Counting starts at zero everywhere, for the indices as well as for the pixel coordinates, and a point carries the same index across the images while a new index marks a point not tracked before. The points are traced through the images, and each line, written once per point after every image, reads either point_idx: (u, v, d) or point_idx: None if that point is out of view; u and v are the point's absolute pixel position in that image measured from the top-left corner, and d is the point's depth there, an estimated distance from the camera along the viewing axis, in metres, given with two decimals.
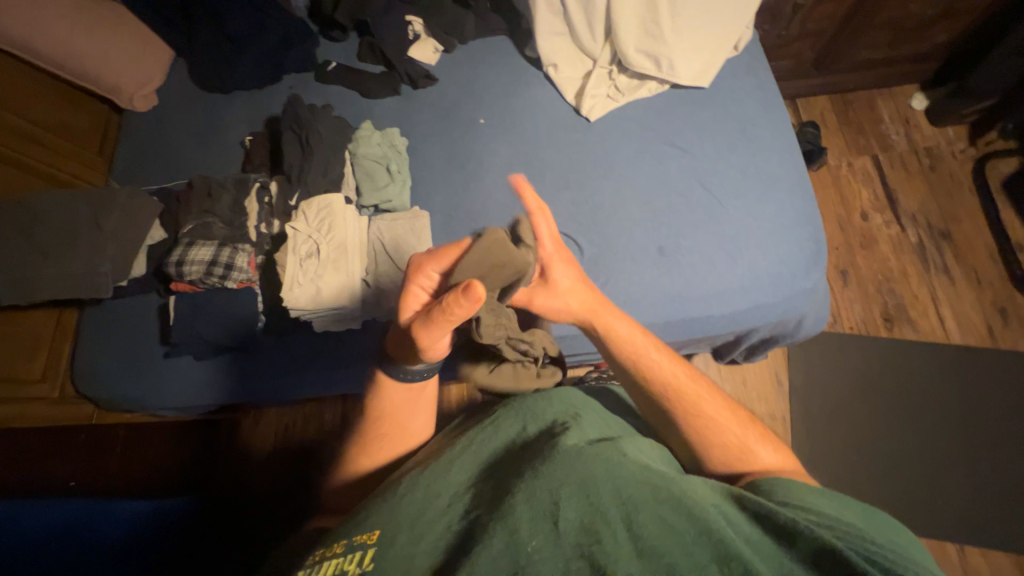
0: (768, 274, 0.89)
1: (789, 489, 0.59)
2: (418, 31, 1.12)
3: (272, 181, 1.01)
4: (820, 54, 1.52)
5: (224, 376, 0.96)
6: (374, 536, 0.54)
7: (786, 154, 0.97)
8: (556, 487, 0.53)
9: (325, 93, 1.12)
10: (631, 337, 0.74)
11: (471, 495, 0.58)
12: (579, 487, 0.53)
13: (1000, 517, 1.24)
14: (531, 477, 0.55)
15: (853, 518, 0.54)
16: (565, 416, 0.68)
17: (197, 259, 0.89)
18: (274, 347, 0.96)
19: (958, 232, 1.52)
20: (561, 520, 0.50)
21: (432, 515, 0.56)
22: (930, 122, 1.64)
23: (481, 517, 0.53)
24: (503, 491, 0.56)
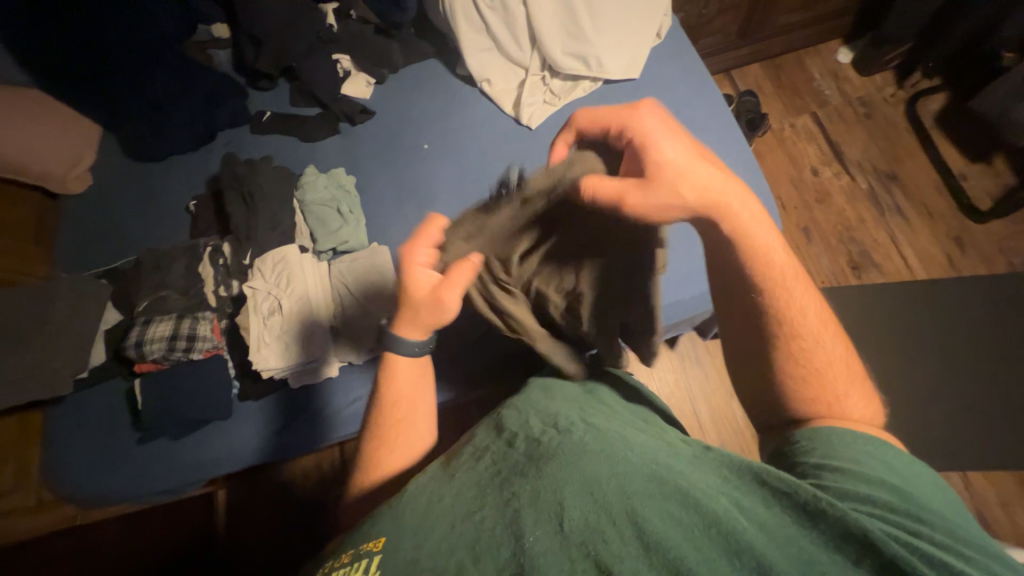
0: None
1: (818, 437, 0.53)
2: (348, 67, 1.13)
3: (224, 242, 1.02)
4: (743, 24, 1.56)
5: (197, 456, 0.94)
6: (381, 542, 0.48)
7: (727, 128, 0.95)
8: (557, 486, 0.45)
9: (263, 145, 1.13)
10: (768, 250, 0.58)
11: (476, 494, 0.50)
12: (582, 483, 0.45)
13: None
14: (532, 477, 0.48)
15: (896, 481, 0.46)
16: (569, 409, 0.61)
17: (158, 336, 0.91)
18: (244, 417, 0.94)
19: (905, 172, 1.54)
20: (565, 520, 0.42)
21: (433, 519, 0.48)
22: (858, 72, 1.66)
23: (481, 520, 0.45)
24: (501, 490, 0.48)
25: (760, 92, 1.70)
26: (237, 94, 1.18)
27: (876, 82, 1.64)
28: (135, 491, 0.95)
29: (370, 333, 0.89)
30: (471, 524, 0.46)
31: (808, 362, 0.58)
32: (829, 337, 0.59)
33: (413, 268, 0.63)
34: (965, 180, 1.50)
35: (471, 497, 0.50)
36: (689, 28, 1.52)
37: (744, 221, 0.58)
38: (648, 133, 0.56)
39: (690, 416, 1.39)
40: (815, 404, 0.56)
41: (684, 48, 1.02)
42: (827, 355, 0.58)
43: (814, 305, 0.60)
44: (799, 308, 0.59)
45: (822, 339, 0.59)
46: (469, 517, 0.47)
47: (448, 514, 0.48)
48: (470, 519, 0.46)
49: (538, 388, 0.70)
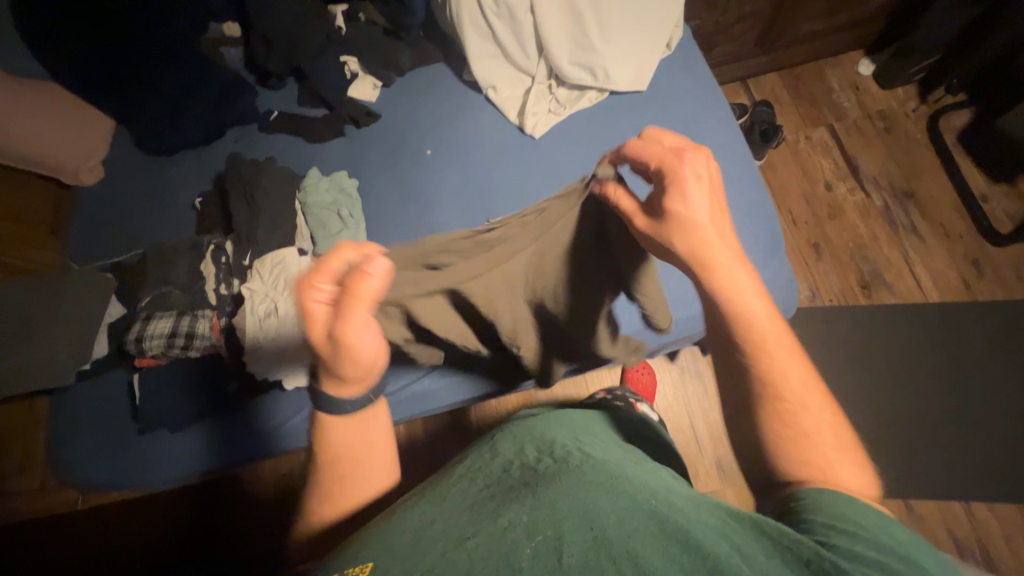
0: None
1: (824, 497, 0.47)
2: (356, 69, 1.12)
3: (227, 240, 1.03)
4: (761, 33, 1.53)
5: (198, 446, 0.94)
6: (367, 568, 0.47)
7: (734, 147, 0.94)
8: (556, 519, 0.45)
9: (270, 144, 1.14)
10: (750, 307, 0.56)
11: (467, 515, 0.50)
12: (581, 516, 0.45)
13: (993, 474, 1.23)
14: (528, 505, 0.47)
15: (891, 538, 0.43)
16: (568, 439, 0.61)
17: (158, 333, 0.92)
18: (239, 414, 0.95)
19: (923, 190, 1.49)
20: (563, 556, 0.42)
21: (424, 542, 0.48)
22: (879, 85, 1.61)
23: (471, 548, 0.45)
24: (493, 515, 0.48)
25: (777, 103, 1.66)
26: (246, 94, 1.19)
27: (898, 96, 1.59)
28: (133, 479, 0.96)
29: None
30: (461, 552, 0.45)
31: (789, 411, 0.53)
32: (810, 403, 0.54)
33: (313, 312, 0.53)
34: (987, 201, 1.44)
35: (462, 519, 0.49)
36: (705, 36, 1.49)
37: (718, 261, 0.57)
38: (682, 179, 0.59)
39: (687, 432, 1.38)
40: (805, 468, 0.51)
41: (694, 61, 1.00)
42: (819, 422, 0.53)
43: (796, 367, 0.55)
44: (778, 368, 0.55)
45: (801, 398, 0.54)
46: (459, 545, 0.46)
47: (436, 539, 0.47)
48: (458, 547, 0.46)
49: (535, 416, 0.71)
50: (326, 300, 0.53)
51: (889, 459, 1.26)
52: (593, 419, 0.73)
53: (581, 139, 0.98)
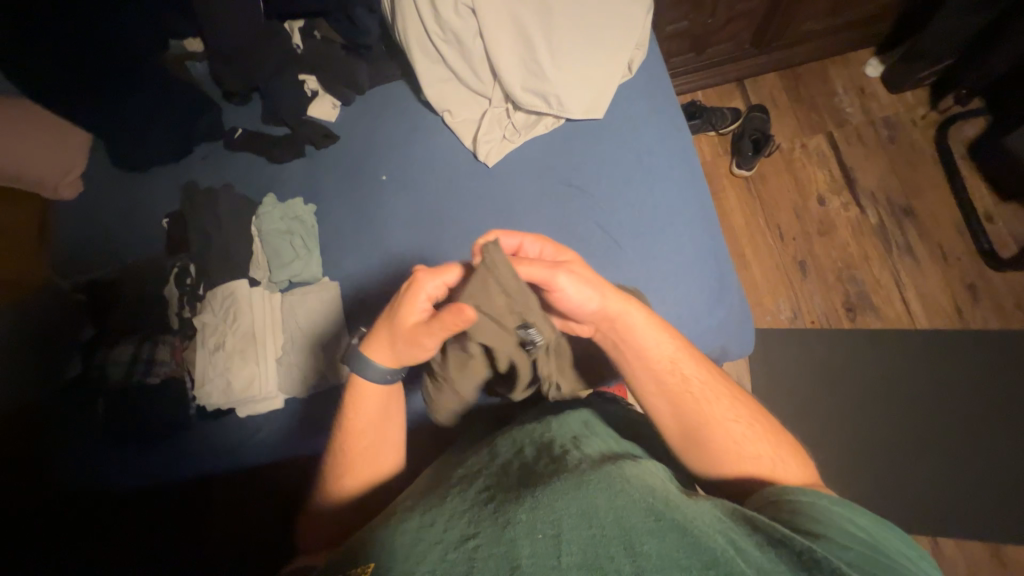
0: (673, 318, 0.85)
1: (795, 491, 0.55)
2: (315, 87, 1.13)
3: (189, 263, 1.05)
4: (757, 33, 1.43)
5: (167, 458, 0.95)
6: (369, 569, 0.48)
7: (691, 182, 0.90)
8: (554, 519, 0.47)
9: (231, 162, 1.13)
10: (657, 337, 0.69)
11: (472, 510, 0.52)
12: (580, 515, 0.47)
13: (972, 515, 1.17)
14: (528, 505, 0.49)
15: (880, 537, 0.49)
16: (565, 442, 0.61)
17: (120, 358, 0.98)
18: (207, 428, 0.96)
19: (922, 206, 1.40)
20: (563, 553, 0.44)
21: (433, 536, 0.49)
22: (886, 89, 1.49)
23: (474, 547, 0.47)
24: (496, 511, 0.50)
25: (773, 106, 1.55)
26: (212, 112, 1.20)
27: (906, 101, 1.48)
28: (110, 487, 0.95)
29: (312, 371, 0.93)
30: (463, 552, 0.47)
31: (718, 428, 0.65)
32: (732, 418, 0.66)
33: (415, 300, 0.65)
34: (991, 221, 1.36)
35: (469, 516, 0.51)
36: (694, 37, 1.40)
37: (635, 325, 0.68)
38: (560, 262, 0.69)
39: None
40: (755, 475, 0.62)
41: (657, 86, 0.95)
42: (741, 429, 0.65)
43: (719, 394, 0.68)
44: (699, 398, 0.67)
45: (727, 411, 0.66)
46: (461, 544, 0.48)
47: (441, 537, 0.49)
48: (460, 544, 0.48)
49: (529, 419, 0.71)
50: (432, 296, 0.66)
51: (859, 489, 1.23)
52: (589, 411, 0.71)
53: (535, 168, 0.95)
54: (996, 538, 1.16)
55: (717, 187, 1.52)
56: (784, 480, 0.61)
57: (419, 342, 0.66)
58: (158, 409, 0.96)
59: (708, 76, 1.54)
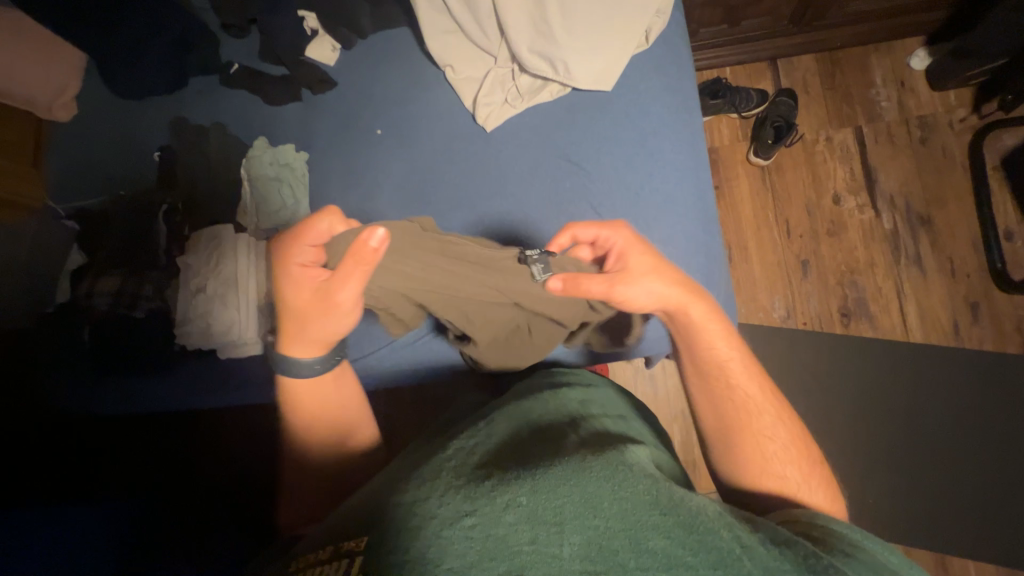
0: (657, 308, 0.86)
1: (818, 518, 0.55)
2: (315, 26, 1.06)
3: (178, 203, 1.05)
4: (798, 8, 1.31)
5: (156, 388, 0.99)
6: (363, 542, 0.50)
7: (694, 171, 0.86)
8: (555, 506, 0.47)
9: (225, 99, 1.09)
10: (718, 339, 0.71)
11: (470, 483, 0.51)
12: (582, 504, 0.47)
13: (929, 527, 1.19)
14: (528, 486, 0.48)
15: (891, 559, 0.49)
16: (563, 424, 0.62)
17: (105, 290, 0.98)
18: (193, 364, 0.99)
19: (940, 217, 1.34)
20: (565, 543, 0.45)
21: (431, 510, 0.48)
22: (927, 85, 1.39)
23: (473, 526, 0.46)
24: (492, 490, 0.49)
25: (804, 92, 1.46)
26: (210, 43, 1.15)
27: (946, 101, 1.38)
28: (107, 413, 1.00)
29: None
30: (461, 531, 0.46)
31: (753, 431, 0.66)
32: (769, 424, 0.67)
33: (296, 272, 0.69)
34: (1010, 239, 1.30)
35: (463, 490, 0.50)
36: (729, 7, 1.29)
37: (699, 317, 0.71)
38: (621, 250, 0.71)
39: None
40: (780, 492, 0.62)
41: (674, 62, 0.89)
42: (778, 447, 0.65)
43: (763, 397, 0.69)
44: (742, 398, 0.68)
45: (767, 417, 0.67)
46: (459, 521, 0.47)
47: (439, 511, 0.48)
48: (456, 521, 0.47)
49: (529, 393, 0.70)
50: (310, 261, 0.70)
51: None
52: (591, 396, 0.71)
53: (534, 139, 0.91)
54: (948, 551, 1.18)
55: (730, 174, 1.46)
56: (805, 498, 0.61)
57: (333, 295, 0.66)
58: (146, 344, 0.98)
59: (738, 52, 1.44)
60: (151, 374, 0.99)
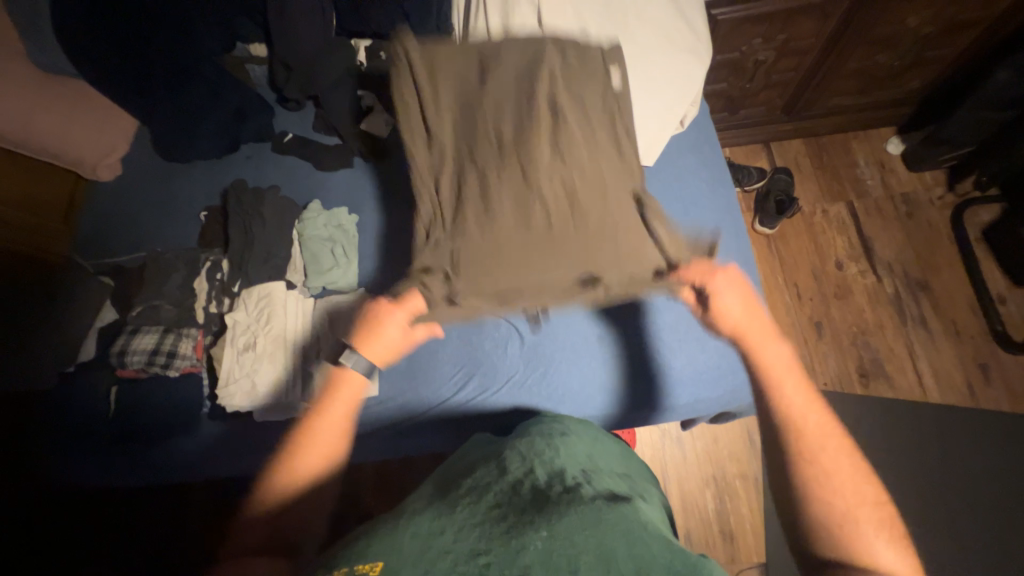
0: (713, 369, 0.92)
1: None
2: (371, 103, 1.16)
3: (224, 259, 1.06)
4: (789, 101, 1.50)
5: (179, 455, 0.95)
6: (377, 568, 0.44)
7: (737, 238, 0.96)
8: (572, 555, 0.45)
9: (278, 164, 1.15)
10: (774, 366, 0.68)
11: (482, 529, 0.49)
12: (598, 557, 0.45)
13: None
14: (545, 532, 0.47)
15: None
16: (577, 471, 0.61)
17: (141, 348, 0.96)
18: (218, 431, 0.95)
19: (937, 282, 1.45)
20: None
21: (439, 548, 0.46)
22: (906, 167, 1.57)
23: (485, 566, 0.44)
24: (509, 536, 0.47)
25: (797, 171, 1.62)
26: (264, 114, 1.22)
27: (925, 181, 1.55)
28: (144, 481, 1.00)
29: None
30: (474, 568, 0.44)
31: (823, 474, 0.58)
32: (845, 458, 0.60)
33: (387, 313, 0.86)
34: (1002, 303, 1.41)
35: (477, 533, 0.48)
36: (731, 98, 1.47)
37: (768, 358, 0.69)
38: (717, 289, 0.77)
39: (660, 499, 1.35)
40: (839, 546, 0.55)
41: (705, 143, 1.02)
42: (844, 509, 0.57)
43: (859, 486, 0.58)
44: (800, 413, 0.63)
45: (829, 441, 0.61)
46: (471, 559, 0.45)
47: (452, 547, 0.47)
48: (471, 562, 0.45)
49: (538, 438, 0.70)
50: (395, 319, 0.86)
51: None
52: (597, 451, 0.72)
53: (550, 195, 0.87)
54: None
55: None
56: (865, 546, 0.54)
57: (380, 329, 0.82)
58: (171, 409, 0.94)
59: (738, 135, 1.61)
60: (171, 440, 0.94)
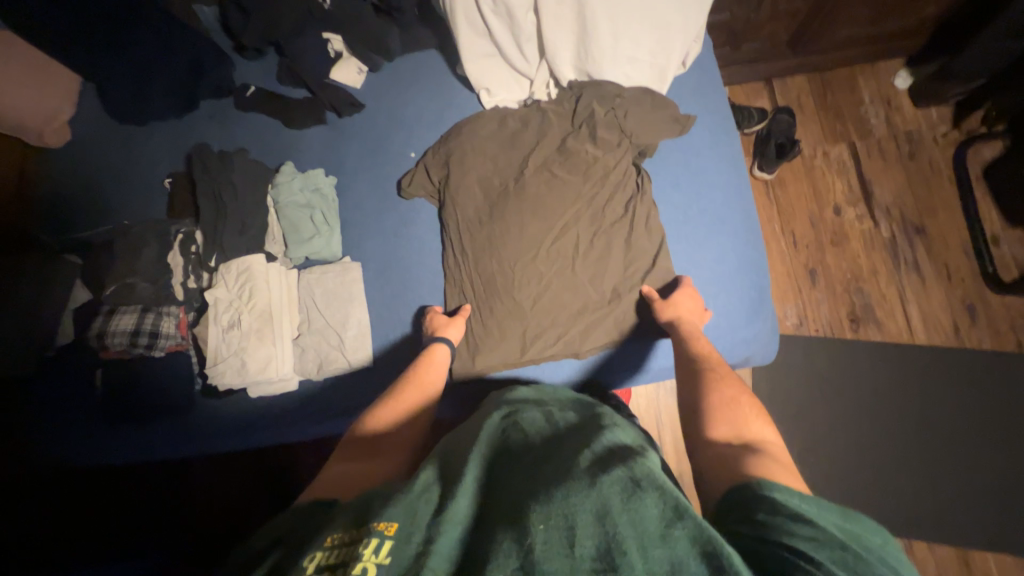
0: (748, 301, 0.86)
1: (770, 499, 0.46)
2: (340, 48, 1.05)
3: (197, 231, 1.00)
4: (796, 33, 1.39)
5: (169, 431, 0.93)
6: (393, 527, 0.45)
7: (737, 190, 0.90)
8: (567, 510, 0.44)
9: (245, 123, 1.06)
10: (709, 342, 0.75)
11: (484, 501, 0.50)
12: (593, 512, 0.44)
13: (947, 520, 1.23)
14: (540, 496, 0.46)
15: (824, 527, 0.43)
16: (590, 421, 0.61)
17: (121, 329, 0.92)
18: (211, 408, 0.94)
19: (933, 224, 1.43)
20: (576, 544, 0.42)
21: (449, 512, 0.47)
22: (913, 103, 1.50)
23: (491, 534, 0.45)
24: (512, 502, 0.48)
25: (799, 110, 1.53)
26: (221, 64, 1.09)
27: (930, 118, 1.49)
28: (136, 462, 0.94)
29: (334, 356, 0.89)
30: (480, 534, 0.46)
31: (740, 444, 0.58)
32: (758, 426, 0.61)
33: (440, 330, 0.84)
34: (996, 243, 1.40)
35: (478, 498, 0.51)
36: (734, 32, 1.36)
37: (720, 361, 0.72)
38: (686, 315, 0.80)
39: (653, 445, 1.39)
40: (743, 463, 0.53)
41: (708, 85, 0.94)
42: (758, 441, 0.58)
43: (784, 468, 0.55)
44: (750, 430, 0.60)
45: (728, 389, 0.66)
46: (478, 528, 0.47)
47: (464, 518, 0.48)
48: (483, 531, 0.46)
49: (534, 405, 0.69)
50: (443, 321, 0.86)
51: (845, 494, 1.27)
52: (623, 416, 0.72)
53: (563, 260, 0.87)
54: (964, 544, 1.22)
55: None
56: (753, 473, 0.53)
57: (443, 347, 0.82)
58: (167, 383, 0.92)
59: (739, 73, 1.51)
60: (165, 414, 0.94)
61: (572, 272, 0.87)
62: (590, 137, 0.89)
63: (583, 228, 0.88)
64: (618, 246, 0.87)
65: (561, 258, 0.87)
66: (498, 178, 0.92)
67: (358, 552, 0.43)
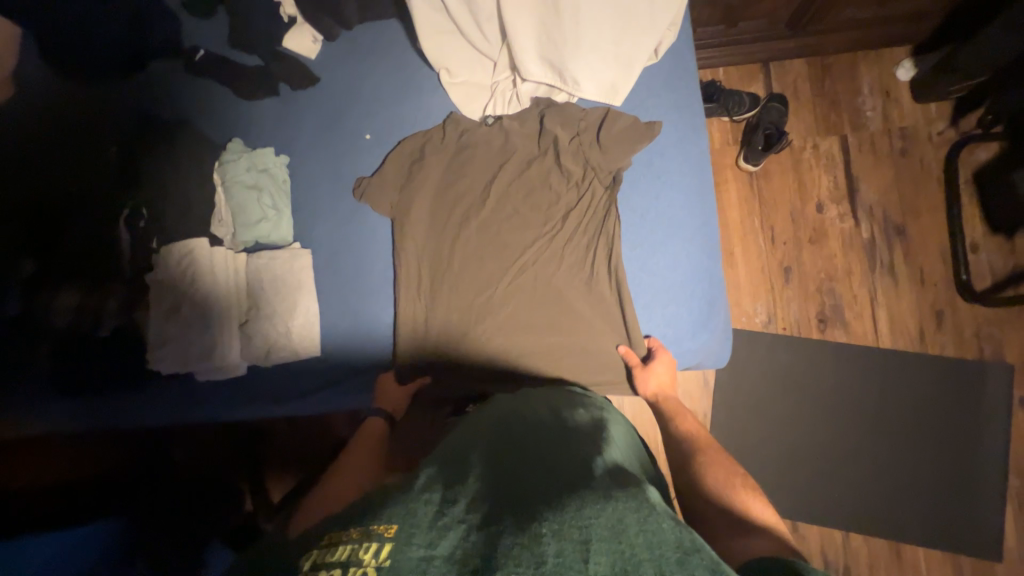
0: (698, 310, 0.84)
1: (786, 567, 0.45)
2: (293, 12, 0.96)
3: (142, 206, 0.96)
4: (796, 14, 1.30)
5: (119, 407, 0.93)
6: (392, 528, 0.44)
7: (699, 193, 0.86)
8: (583, 524, 0.43)
9: (193, 90, 0.99)
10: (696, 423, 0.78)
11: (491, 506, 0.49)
12: (610, 528, 0.42)
13: (883, 515, 1.29)
14: (554, 509, 0.45)
15: None
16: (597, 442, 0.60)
17: (65, 307, 0.91)
18: (160, 387, 0.93)
19: (915, 227, 1.40)
20: (591, 559, 0.40)
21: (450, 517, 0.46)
22: (912, 96, 1.42)
23: (496, 542, 0.43)
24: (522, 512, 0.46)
25: (793, 98, 1.46)
26: (169, 22, 1.02)
27: (928, 113, 1.42)
28: (82, 435, 0.94)
29: (279, 344, 0.89)
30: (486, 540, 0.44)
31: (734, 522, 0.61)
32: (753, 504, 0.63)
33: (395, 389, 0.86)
34: (975, 250, 1.37)
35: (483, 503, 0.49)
36: (730, 9, 1.26)
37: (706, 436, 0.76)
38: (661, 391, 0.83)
39: None
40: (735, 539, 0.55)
41: (681, 76, 0.88)
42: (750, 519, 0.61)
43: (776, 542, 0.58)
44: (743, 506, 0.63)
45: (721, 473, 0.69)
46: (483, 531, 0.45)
47: (468, 519, 0.46)
48: (488, 535, 0.45)
49: (541, 416, 0.68)
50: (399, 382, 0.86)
51: (791, 487, 1.32)
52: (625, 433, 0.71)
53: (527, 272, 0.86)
54: (897, 537, 1.28)
55: (720, 179, 1.47)
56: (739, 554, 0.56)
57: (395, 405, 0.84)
58: (115, 361, 0.92)
59: (734, 54, 1.42)
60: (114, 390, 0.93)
61: (533, 282, 0.85)
62: (555, 166, 0.87)
63: (545, 267, 0.85)
64: (574, 260, 0.86)
65: (530, 267, 0.85)
66: (480, 186, 0.88)
67: (357, 553, 0.41)
